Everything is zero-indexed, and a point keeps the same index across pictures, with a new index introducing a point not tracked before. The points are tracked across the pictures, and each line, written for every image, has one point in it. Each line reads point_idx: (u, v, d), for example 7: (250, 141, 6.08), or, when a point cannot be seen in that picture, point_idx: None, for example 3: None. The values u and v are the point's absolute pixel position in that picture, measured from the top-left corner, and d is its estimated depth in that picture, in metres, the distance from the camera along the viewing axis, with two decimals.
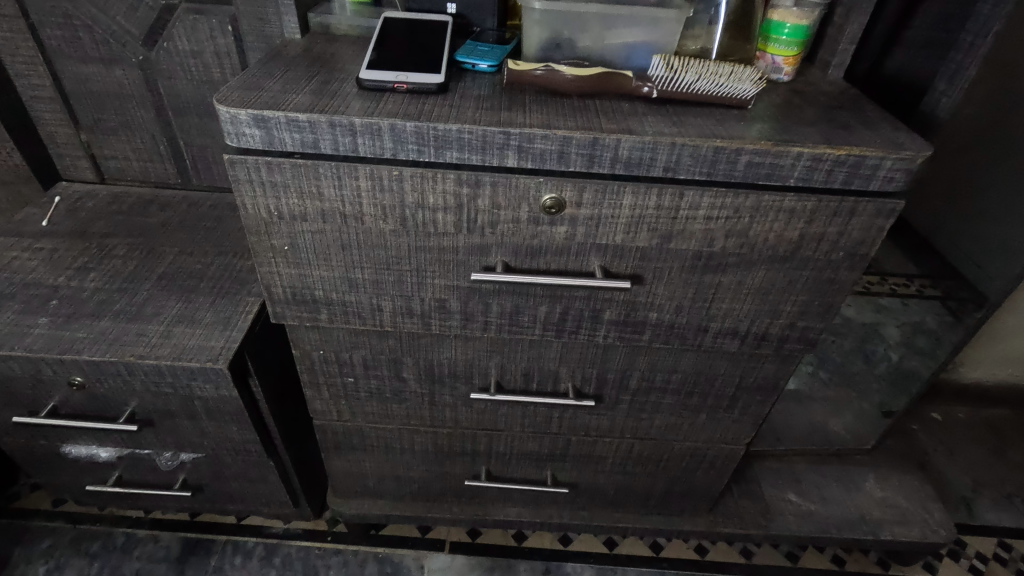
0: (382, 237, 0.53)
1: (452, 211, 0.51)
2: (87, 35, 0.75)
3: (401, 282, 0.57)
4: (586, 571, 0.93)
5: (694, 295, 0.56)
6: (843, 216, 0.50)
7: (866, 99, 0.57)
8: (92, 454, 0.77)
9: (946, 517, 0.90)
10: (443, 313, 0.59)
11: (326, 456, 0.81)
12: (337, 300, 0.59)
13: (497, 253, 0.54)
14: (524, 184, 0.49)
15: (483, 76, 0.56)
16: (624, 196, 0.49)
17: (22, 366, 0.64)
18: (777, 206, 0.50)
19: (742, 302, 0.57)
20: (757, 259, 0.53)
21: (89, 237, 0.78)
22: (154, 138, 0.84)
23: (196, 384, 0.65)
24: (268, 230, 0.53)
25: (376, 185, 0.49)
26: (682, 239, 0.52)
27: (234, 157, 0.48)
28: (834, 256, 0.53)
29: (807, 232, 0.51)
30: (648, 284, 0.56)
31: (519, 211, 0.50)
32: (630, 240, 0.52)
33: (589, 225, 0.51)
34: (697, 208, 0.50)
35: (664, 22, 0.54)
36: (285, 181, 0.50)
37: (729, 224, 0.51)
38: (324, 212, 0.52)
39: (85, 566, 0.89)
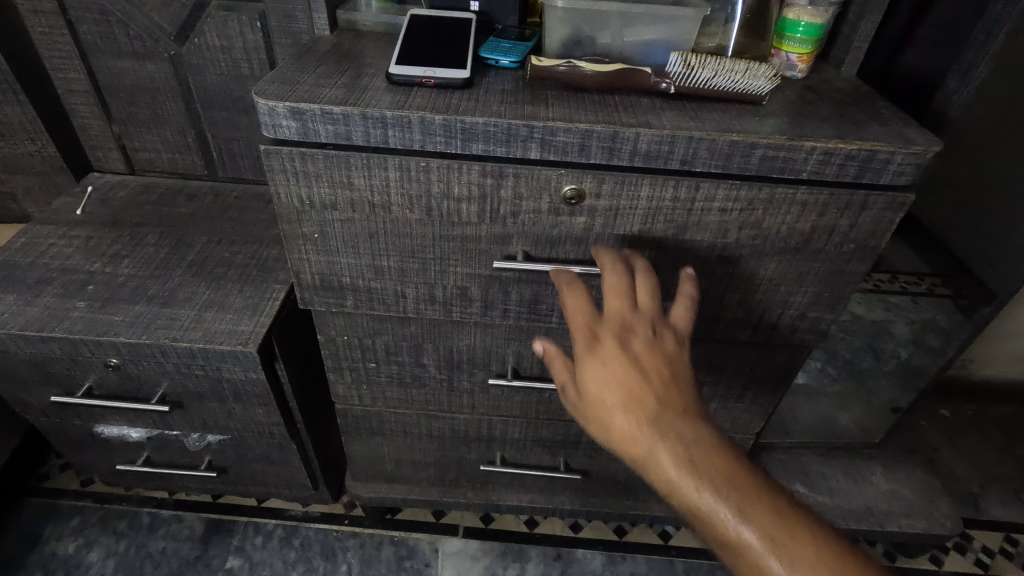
0: (408, 225, 0.55)
1: (476, 201, 0.53)
2: (121, 30, 0.77)
3: (425, 270, 0.59)
4: (596, 558, 0.96)
5: (707, 285, 0.58)
6: (854, 209, 0.52)
7: (878, 97, 0.58)
8: (123, 434, 0.80)
9: (952, 510, 0.92)
10: (464, 301, 0.62)
11: (346, 440, 0.83)
12: (362, 287, 0.61)
13: (518, 243, 0.56)
14: (545, 176, 0.51)
15: (505, 71, 0.58)
16: (643, 187, 0.51)
17: (61, 347, 0.67)
18: (790, 199, 0.51)
19: (754, 292, 0.59)
20: (769, 251, 0.55)
21: (121, 225, 0.81)
22: (183, 131, 0.87)
23: (225, 366, 0.68)
24: (299, 218, 0.56)
25: (404, 175, 0.52)
26: (697, 230, 0.54)
27: (270, 148, 0.51)
28: (845, 248, 0.54)
29: (818, 224, 0.53)
30: (664, 273, 0.58)
31: (540, 202, 0.53)
32: (647, 231, 0.54)
33: (608, 216, 0.53)
34: (712, 200, 0.52)
35: (683, 20, 0.56)
36: (317, 171, 0.52)
37: (743, 216, 0.53)
38: (354, 202, 0.54)
39: (113, 544, 0.93)
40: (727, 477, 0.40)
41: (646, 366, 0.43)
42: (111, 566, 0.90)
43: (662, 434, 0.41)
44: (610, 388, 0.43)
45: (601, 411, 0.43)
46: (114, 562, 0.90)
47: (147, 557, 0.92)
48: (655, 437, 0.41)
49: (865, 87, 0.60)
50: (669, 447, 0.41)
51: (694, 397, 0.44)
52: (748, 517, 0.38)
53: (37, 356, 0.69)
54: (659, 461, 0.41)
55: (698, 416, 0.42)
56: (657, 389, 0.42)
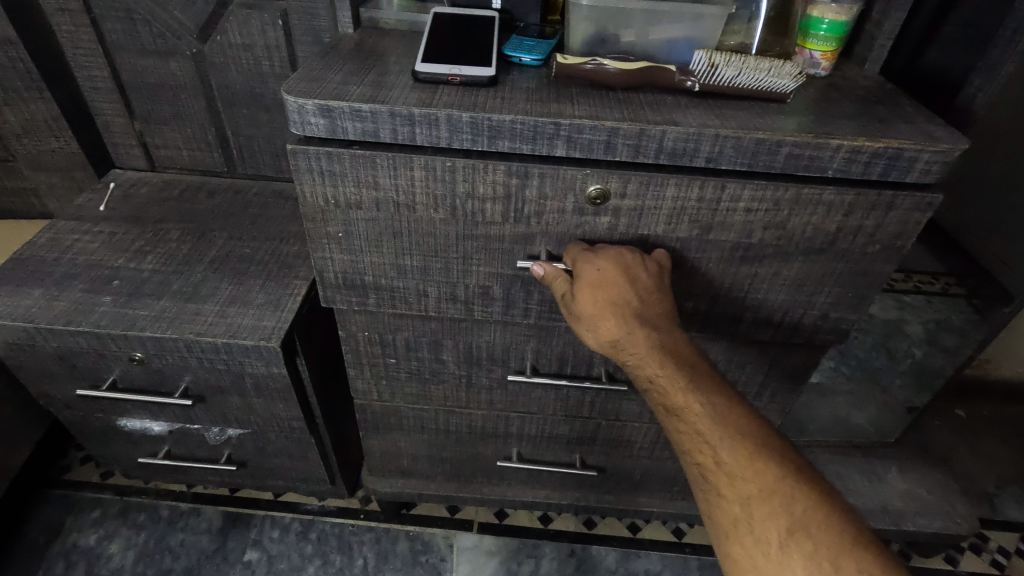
0: (432, 225, 0.56)
1: (500, 201, 0.53)
2: (145, 29, 0.78)
3: (447, 269, 0.60)
4: (610, 555, 0.96)
5: (730, 285, 0.58)
6: (881, 210, 0.51)
7: (903, 95, 0.58)
8: (145, 427, 0.81)
9: (969, 509, 0.91)
10: (485, 298, 0.62)
11: (364, 435, 0.84)
12: (384, 286, 0.62)
13: (542, 243, 0.56)
14: (571, 175, 0.51)
15: (528, 69, 0.58)
16: (668, 187, 0.51)
17: (88, 341, 0.68)
18: (816, 199, 0.51)
19: (778, 292, 0.59)
20: (793, 252, 0.55)
21: (144, 222, 0.82)
22: (204, 128, 0.87)
23: (248, 361, 0.69)
24: (324, 217, 0.56)
25: (429, 175, 0.52)
26: (721, 230, 0.54)
27: (297, 147, 0.52)
28: (870, 249, 0.54)
29: (845, 225, 0.53)
30: (686, 273, 0.58)
31: (564, 202, 0.53)
32: (671, 231, 0.54)
33: (632, 216, 0.53)
34: (738, 200, 0.52)
35: (707, 18, 0.56)
36: (343, 170, 0.52)
37: (768, 217, 0.53)
38: (378, 201, 0.54)
39: (133, 536, 0.94)
40: (672, 351, 0.52)
41: (633, 277, 0.52)
42: (132, 558, 0.91)
43: (632, 321, 0.52)
44: (595, 284, 0.52)
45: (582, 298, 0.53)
46: (135, 554, 0.92)
47: (167, 549, 0.93)
48: (632, 325, 0.52)
49: (888, 84, 0.60)
50: (636, 331, 0.52)
51: (667, 303, 0.54)
52: (680, 376, 0.52)
53: (64, 350, 0.70)
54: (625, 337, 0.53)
55: (664, 315, 0.53)
56: (640, 293, 0.52)
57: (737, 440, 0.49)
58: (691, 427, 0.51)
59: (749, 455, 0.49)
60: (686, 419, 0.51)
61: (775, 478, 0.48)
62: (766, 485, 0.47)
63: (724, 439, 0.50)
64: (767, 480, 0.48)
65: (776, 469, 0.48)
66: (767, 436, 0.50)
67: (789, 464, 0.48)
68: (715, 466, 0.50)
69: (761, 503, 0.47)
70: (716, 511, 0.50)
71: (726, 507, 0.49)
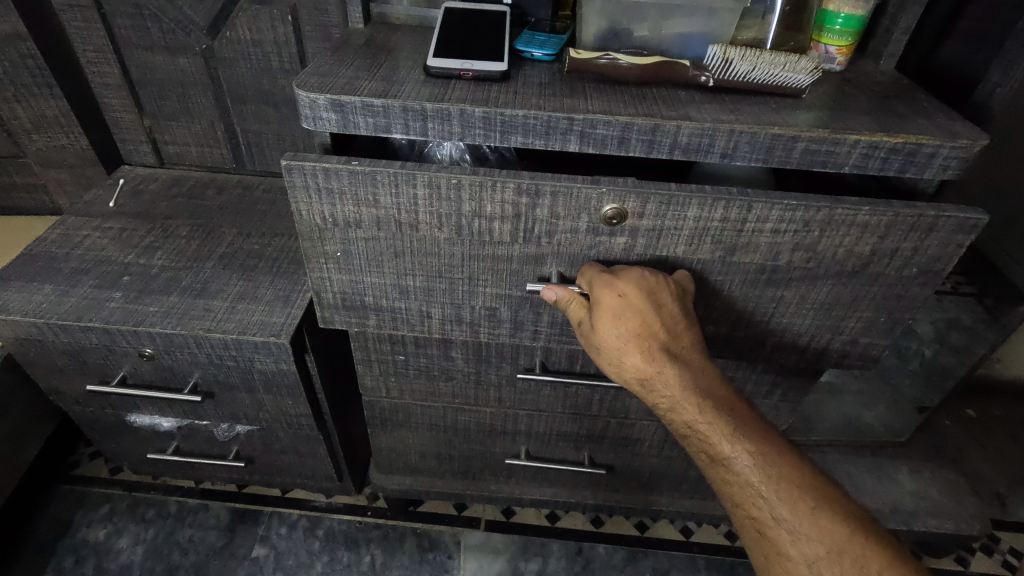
0: (437, 245, 0.55)
1: (509, 220, 0.52)
2: (155, 24, 0.78)
3: (451, 290, 0.59)
4: (618, 553, 0.96)
5: (754, 307, 0.57)
6: (920, 232, 0.50)
7: (919, 91, 0.57)
8: (155, 423, 0.82)
9: (980, 510, 0.91)
10: (493, 321, 0.61)
11: (373, 432, 0.84)
12: (386, 307, 0.61)
13: (553, 264, 0.55)
14: (586, 194, 0.49)
15: (540, 64, 0.58)
16: (691, 207, 0.49)
17: (99, 337, 0.68)
18: (850, 220, 0.50)
19: (805, 316, 0.58)
20: (822, 272, 0.54)
21: (153, 218, 0.82)
22: (213, 124, 0.87)
23: (258, 358, 0.69)
24: (322, 236, 0.55)
25: (432, 193, 0.51)
26: (747, 252, 0.52)
27: (291, 163, 0.50)
28: (907, 272, 0.53)
29: (879, 247, 0.51)
30: (705, 292, 0.56)
31: (578, 221, 0.51)
32: (692, 252, 0.53)
33: (651, 236, 0.52)
34: (765, 222, 0.50)
35: (721, 13, 0.56)
36: (341, 187, 0.51)
37: (797, 238, 0.51)
38: (379, 219, 0.53)
39: (142, 531, 0.94)
40: (711, 396, 0.52)
41: (662, 308, 0.51)
42: (141, 553, 0.92)
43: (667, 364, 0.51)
44: (626, 326, 0.51)
45: (614, 342, 0.52)
46: (144, 549, 0.92)
47: (175, 545, 0.93)
48: (664, 363, 0.51)
49: (904, 80, 0.60)
50: (673, 375, 0.51)
51: (698, 338, 0.53)
52: (724, 423, 0.51)
53: (73, 345, 0.70)
54: (662, 383, 0.52)
55: (697, 353, 0.53)
56: (668, 324, 0.51)
57: (793, 494, 0.49)
58: (742, 479, 0.50)
59: (806, 506, 0.49)
60: (735, 470, 0.51)
61: (841, 535, 0.47)
62: (833, 543, 0.47)
63: (779, 492, 0.49)
64: (834, 538, 0.47)
65: (841, 525, 0.48)
66: (819, 482, 0.50)
67: (851, 518, 0.48)
68: (772, 521, 0.49)
69: (830, 563, 0.47)
70: (777, 568, 0.49)
71: (790, 565, 0.48)
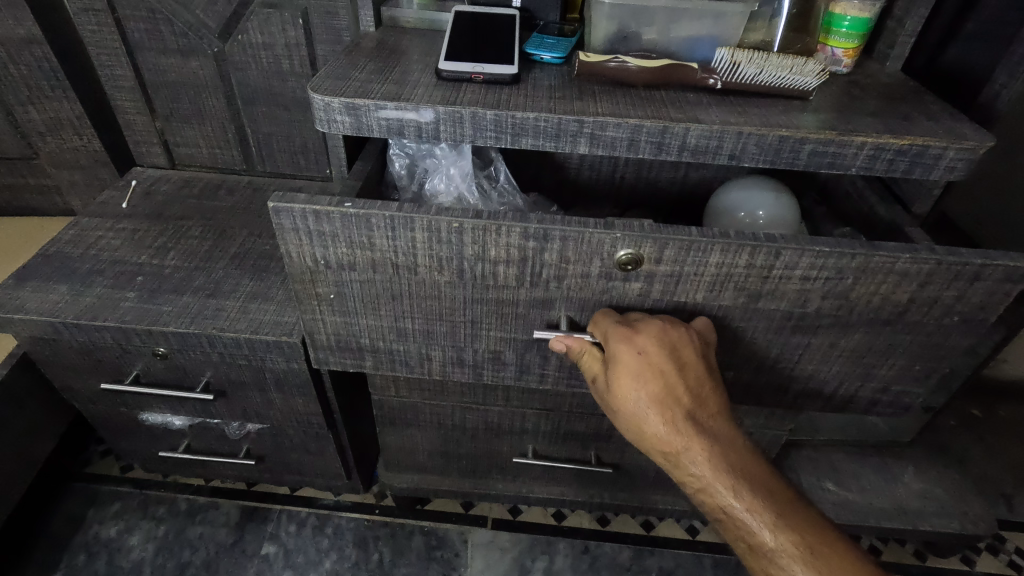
0: (437, 288, 0.54)
1: (515, 264, 0.51)
2: (167, 28, 0.79)
3: (453, 332, 0.59)
4: (624, 552, 0.96)
5: (778, 353, 0.57)
6: (965, 280, 0.49)
7: (926, 92, 0.58)
8: (167, 421, 0.83)
9: (986, 509, 0.91)
10: (497, 365, 0.62)
11: (381, 430, 0.84)
12: (383, 348, 0.62)
13: (561, 308, 0.54)
14: (598, 239, 0.48)
15: (549, 66, 0.58)
16: (712, 253, 0.48)
17: (113, 336, 0.69)
18: (887, 268, 0.49)
19: (833, 363, 0.57)
20: (853, 320, 0.53)
21: (165, 219, 0.83)
22: (224, 126, 0.89)
23: (269, 357, 0.69)
24: (314, 278, 0.55)
25: (432, 236, 0.50)
26: (772, 298, 0.52)
27: (280, 206, 0.49)
28: (947, 320, 0.52)
29: (918, 295, 0.51)
30: (727, 335, 0.56)
31: (590, 266, 0.50)
32: (713, 298, 0.52)
33: (667, 281, 0.51)
34: (794, 268, 0.49)
35: (730, 16, 0.56)
36: (333, 230, 0.50)
37: (828, 285, 0.50)
38: (374, 261, 0.53)
39: (153, 528, 0.95)
40: (745, 472, 0.51)
41: (684, 367, 0.50)
42: (151, 550, 0.93)
43: (697, 436, 0.50)
44: (652, 393, 0.50)
45: (640, 411, 0.51)
46: (155, 546, 0.93)
47: (186, 542, 0.94)
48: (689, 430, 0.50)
49: (910, 82, 0.60)
50: (704, 449, 0.50)
51: (723, 403, 0.53)
52: (765, 510, 0.49)
53: (89, 344, 0.71)
54: (692, 456, 0.50)
55: (725, 421, 0.52)
56: (690, 383, 0.51)
57: None
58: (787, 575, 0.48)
59: None
60: (778, 563, 0.49)
61: None
62: None
63: None
64: None
65: None
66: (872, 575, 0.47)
67: None
68: None
69: None
70: None
71: None
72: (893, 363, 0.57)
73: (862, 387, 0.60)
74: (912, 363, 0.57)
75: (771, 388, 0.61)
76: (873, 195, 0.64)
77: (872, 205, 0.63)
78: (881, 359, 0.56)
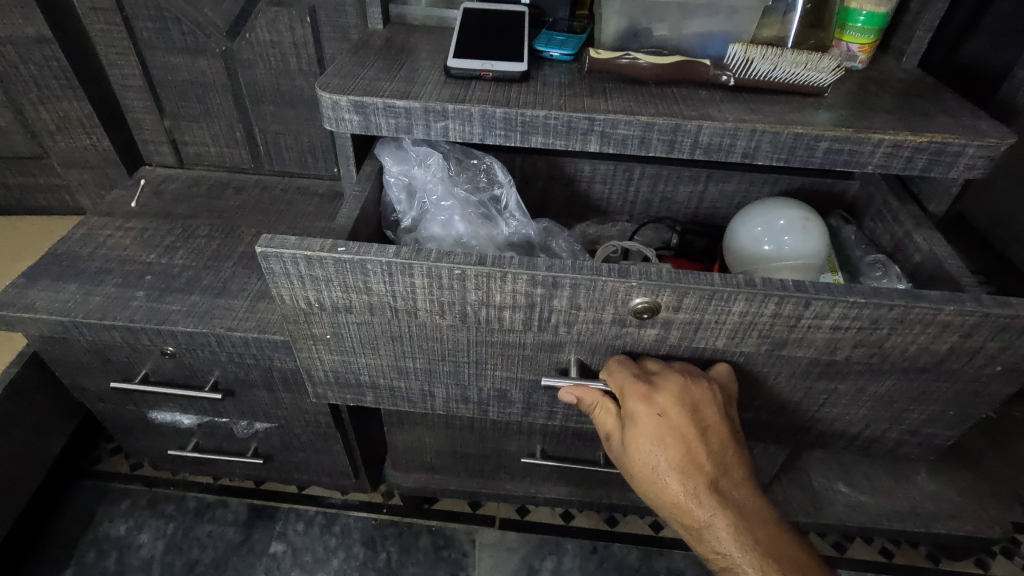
0: (439, 330, 0.53)
1: (522, 309, 0.50)
2: (175, 26, 0.79)
3: (457, 372, 0.58)
4: (633, 552, 0.96)
5: (802, 397, 0.56)
6: (1012, 332, 0.47)
7: (944, 89, 0.57)
8: (176, 420, 0.83)
9: (1002, 512, 0.89)
10: (503, 402, 0.61)
11: (389, 431, 0.83)
12: (384, 385, 0.61)
13: (572, 351, 0.53)
14: (613, 287, 0.47)
15: (559, 64, 0.58)
16: (735, 303, 0.47)
17: (122, 335, 0.69)
18: (931, 318, 0.47)
19: (861, 406, 0.56)
20: (885, 366, 0.51)
21: (174, 218, 0.83)
22: (232, 125, 0.89)
23: (277, 356, 0.69)
24: (309, 320, 0.54)
25: (432, 282, 0.48)
26: (799, 345, 0.50)
27: (268, 252, 0.48)
28: (990, 369, 0.51)
29: (959, 345, 0.49)
30: (747, 378, 0.54)
31: (603, 313, 0.49)
32: (734, 344, 0.51)
33: (686, 328, 0.50)
34: (825, 318, 0.47)
35: (743, 12, 0.55)
36: (327, 275, 0.49)
37: (861, 334, 0.48)
38: (371, 304, 0.52)
39: (162, 526, 0.96)
40: (770, 547, 0.50)
41: (704, 426, 0.49)
42: (161, 548, 0.93)
43: (720, 507, 0.49)
44: (672, 460, 0.49)
45: (659, 477, 0.50)
46: (164, 544, 0.94)
47: (195, 540, 0.94)
48: (710, 497, 0.49)
49: (928, 78, 0.59)
50: (727, 520, 0.49)
51: (745, 468, 0.52)
52: None
53: (98, 343, 0.71)
54: (714, 528, 0.49)
55: (746, 484, 0.51)
56: (711, 444, 0.50)
57: None
58: None
59: None
60: None
61: None
62: None
63: None
64: None
65: None
66: None
67: None
68: None
69: None
70: None
71: None
72: (927, 408, 0.56)
73: (890, 428, 0.59)
74: (946, 409, 0.55)
75: (794, 427, 0.60)
76: (892, 196, 0.63)
77: (892, 207, 0.62)
78: (911, 403, 0.55)
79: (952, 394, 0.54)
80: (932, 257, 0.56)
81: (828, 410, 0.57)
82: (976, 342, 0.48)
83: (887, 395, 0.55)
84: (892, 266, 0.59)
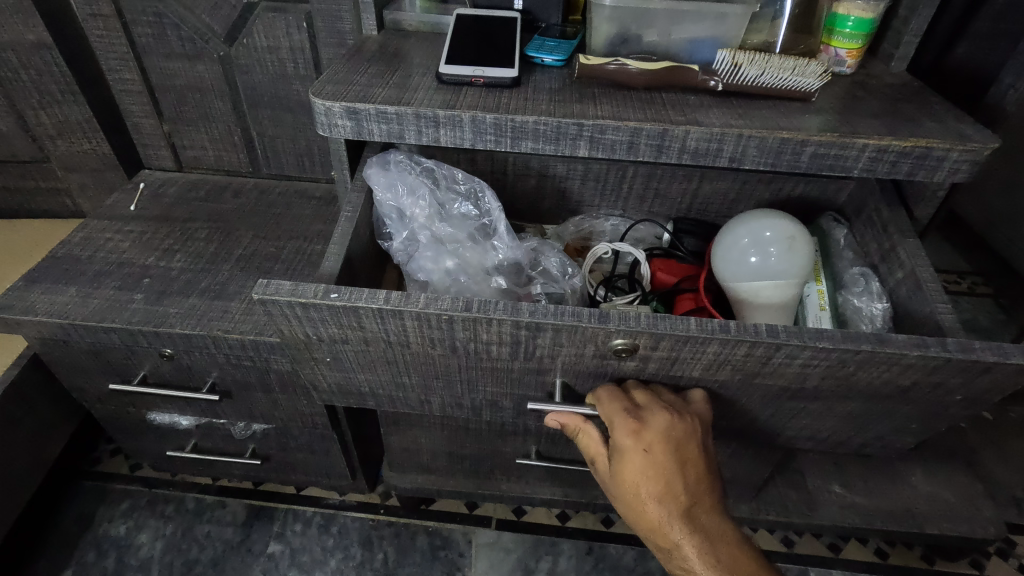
0: (431, 357, 0.54)
1: (507, 344, 0.50)
2: (174, 32, 0.80)
3: (450, 387, 0.59)
4: (628, 553, 0.96)
5: (775, 416, 0.56)
6: (973, 372, 0.47)
7: (930, 93, 0.58)
8: (174, 421, 0.84)
9: (995, 514, 0.89)
10: (495, 408, 0.62)
11: (385, 432, 0.84)
12: (382, 394, 0.62)
13: (558, 376, 0.54)
14: (593, 332, 0.48)
15: (550, 69, 0.59)
16: (710, 345, 0.47)
17: (120, 337, 0.70)
18: (895, 359, 0.47)
19: (840, 422, 0.57)
20: (854, 394, 0.52)
21: (172, 221, 0.84)
22: (230, 129, 0.89)
23: (273, 358, 0.69)
24: (308, 347, 0.55)
25: (422, 324, 0.49)
26: (771, 375, 0.51)
27: (266, 296, 0.49)
28: (953, 398, 0.51)
29: (922, 380, 0.49)
30: (719, 400, 0.55)
31: (584, 349, 0.50)
32: (710, 374, 0.51)
33: (664, 362, 0.50)
34: (795, 358, 0.48)
35: (731, 17, 0.56)
36: (321, 316, 0.50)
37: (829, 370, 0.49)
38: (366, 338, 0.52)
39: (161, 527, 0.96)
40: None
41: (685, 458, 0.50)
42: (160, 548, 0.94)
43: (692, 535, 0.50)
44: (653, 489, 0.50)
45: (637, 503, 0.51)
46: (163, 544, 0.94)
47: (193, 540, 0.95)
48: (685, 528, 0.50)
49: (915, 82, 0.60)
50: (699, 550, 0.49)
51: (719, 499, 0.52)
52: None
53: (97, 345, 0.72)
54: (685, 555, 0.50)
55: (719, 516, 0.52)
56: (689, 476, 0.50)
57: None
58: None
59: None
60: None
61: None
62: None
63: None
64: None
65: None
66: None
67: None
68: None
69: None
70: None
71: None
72: (906, 425, 0.56)
73: (872, 439, 0.59)
74: (924, 427, 0.56)
75: (778, 437, 0.60)
76: (880, 199, 0.64)
77: (880, 211, 0.63)
78: (887, 422, 0.56)
79: (926, 416, 0.54)
80: (913, 269, 0.56)
81: (809, 424, 0.58)
82: (939, 378, 0.49)
83: (862, 415, 0.55)
84: (873, 281, 0.60)
